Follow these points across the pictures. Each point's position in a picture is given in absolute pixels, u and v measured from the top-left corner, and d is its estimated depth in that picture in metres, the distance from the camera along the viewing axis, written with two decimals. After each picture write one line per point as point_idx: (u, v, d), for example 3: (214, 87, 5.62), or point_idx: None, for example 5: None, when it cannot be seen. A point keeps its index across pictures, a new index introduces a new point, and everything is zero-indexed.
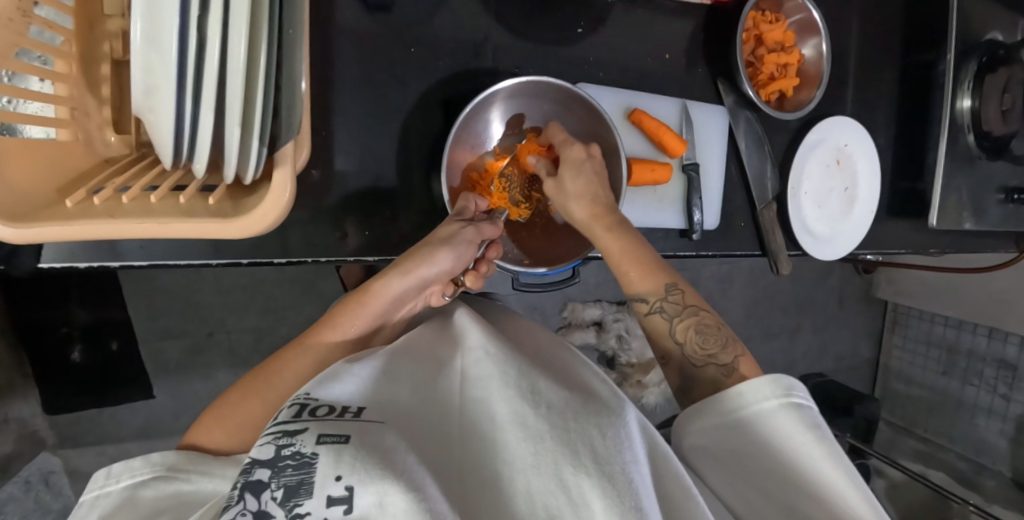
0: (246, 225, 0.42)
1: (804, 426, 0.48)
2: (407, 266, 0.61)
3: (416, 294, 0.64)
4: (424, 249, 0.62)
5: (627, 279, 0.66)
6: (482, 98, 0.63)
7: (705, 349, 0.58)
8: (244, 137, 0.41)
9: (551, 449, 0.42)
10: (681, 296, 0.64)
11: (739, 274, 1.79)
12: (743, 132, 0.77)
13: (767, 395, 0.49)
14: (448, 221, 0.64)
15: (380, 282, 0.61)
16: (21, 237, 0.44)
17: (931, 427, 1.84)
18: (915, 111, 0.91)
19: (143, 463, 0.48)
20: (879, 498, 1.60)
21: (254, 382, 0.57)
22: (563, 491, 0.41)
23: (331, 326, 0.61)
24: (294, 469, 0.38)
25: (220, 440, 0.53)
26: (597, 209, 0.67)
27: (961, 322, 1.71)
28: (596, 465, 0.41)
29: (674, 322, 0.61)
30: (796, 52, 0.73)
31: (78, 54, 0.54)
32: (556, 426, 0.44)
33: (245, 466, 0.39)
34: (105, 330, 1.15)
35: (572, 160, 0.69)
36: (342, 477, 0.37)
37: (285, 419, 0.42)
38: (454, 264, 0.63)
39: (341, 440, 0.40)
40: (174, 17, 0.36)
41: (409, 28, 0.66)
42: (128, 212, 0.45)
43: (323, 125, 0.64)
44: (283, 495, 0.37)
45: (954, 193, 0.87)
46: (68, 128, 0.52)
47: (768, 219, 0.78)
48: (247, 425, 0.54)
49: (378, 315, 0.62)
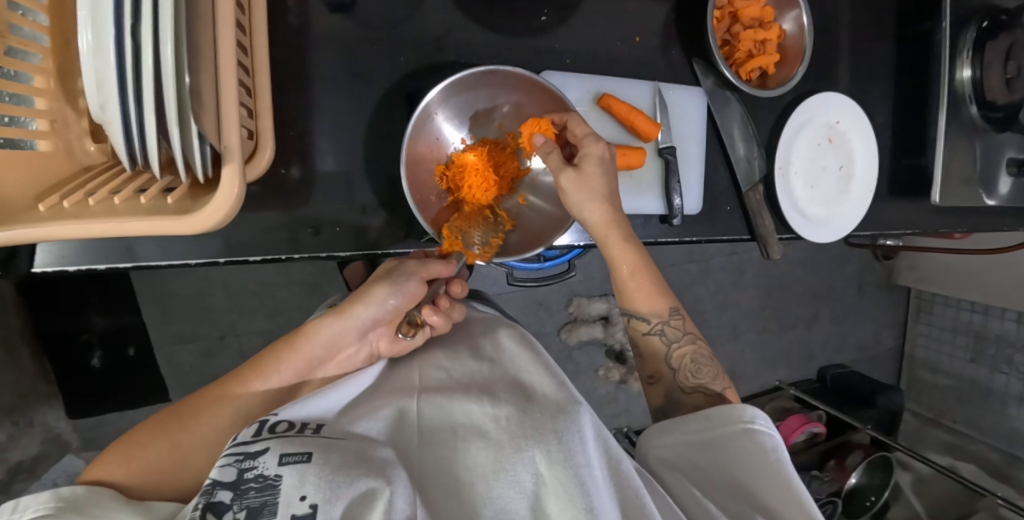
0: (199, 221, 0.42)
1: (764, 450, 0.50)
2: (345, 307, 0.63)
3: (354, 339, 0.64)
4: (365, 290, 0.65)
5: (629, 295, 0.67)
6: (435, 92, 0.62)
7: (697, 378, 0.62)
8: (184, 133, 0.42)
9: (510, 456, 0.44)
10: (681, 321, 0.66)
11: (750, 263, 1.75)
12: (723, 115, 0.75)
13: (731, 421, 0.52)
14: (390, 261, 0.67)
15: (314, 323, 0.63)
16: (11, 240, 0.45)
17: (961, 419, 1.75)
18: (911, 85, 0.88)
19: (48, 497, 0.45)
20: (903, 494, 1.55)
21: (170, 420, 0.57)
22: (523, 495, 0.43)
23: (258, 369, 0.61)
24: (256, 492, 0.38)
25: (120, 477, 0.51)
26: (613, 216, 0.65)
27: (988, 307, 1.63)
28: (553, 468, 0.44)
29: (670, 350, 0.64)
30: (775, 27, 0.71)
31: (56, 69, 0.53)
32: (512, 432, 0.46)
33: (206, 487, 0.38)
34: (124, 334, 1.18)
35: (591, 155, 0.64)
36: (306, 496, 0.38)
37: (244, 439, 0.42)
38: (397, 301, 0.64)
39: (304, 459, 0.40)
40: (109, 26, 0.38)
41: (372, 24, 0.66)
42: (93, 213, 0.47)
43: (294, 125, 0.65)
44: (247, 514, 0.37)
45: (956, 169, 0.84)
46: (49, 139, 0.53)
47: (755, 202, 0.76)
48: (153, 467, 0.53)
49: (307, 362, 0.62)
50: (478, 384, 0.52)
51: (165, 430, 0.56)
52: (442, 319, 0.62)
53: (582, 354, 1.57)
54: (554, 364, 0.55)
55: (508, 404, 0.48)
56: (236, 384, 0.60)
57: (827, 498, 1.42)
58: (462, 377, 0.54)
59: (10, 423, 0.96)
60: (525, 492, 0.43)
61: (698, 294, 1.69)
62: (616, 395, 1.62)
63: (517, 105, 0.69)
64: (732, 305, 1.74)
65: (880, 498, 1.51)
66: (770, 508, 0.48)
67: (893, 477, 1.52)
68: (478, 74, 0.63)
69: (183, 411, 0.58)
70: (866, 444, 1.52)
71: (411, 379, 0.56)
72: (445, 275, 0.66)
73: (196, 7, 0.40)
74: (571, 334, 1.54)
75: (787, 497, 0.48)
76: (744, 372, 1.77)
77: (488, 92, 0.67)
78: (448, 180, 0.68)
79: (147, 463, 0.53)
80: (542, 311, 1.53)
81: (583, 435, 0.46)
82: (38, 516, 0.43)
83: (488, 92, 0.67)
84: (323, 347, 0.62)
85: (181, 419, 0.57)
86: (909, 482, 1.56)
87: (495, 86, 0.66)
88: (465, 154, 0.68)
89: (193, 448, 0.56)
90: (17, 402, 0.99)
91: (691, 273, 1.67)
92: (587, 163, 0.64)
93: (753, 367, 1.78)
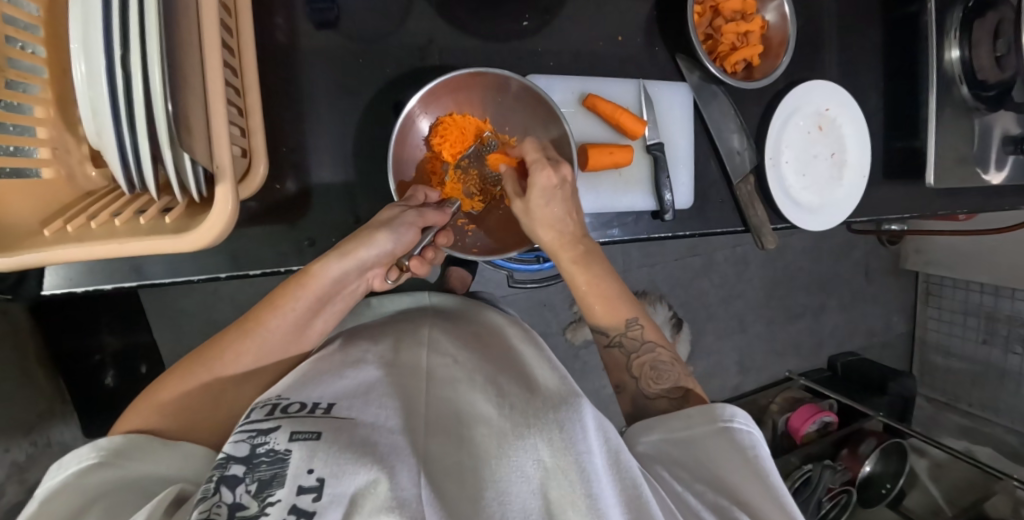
0: (196, 238, 0.43)
1: (741, 446, 0.52)
2: (349, 247, 0.57)
3: (357, 277, 0.60)
4: (363, 232, 0.59)
5: (591, 313, 0.69)
6: (418, 98, 0.63)
7: (659, 384, 0.64)
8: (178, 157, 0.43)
9: (513, 442, 0.45)
10: (640, 331, 0.68)
11: (754, 254, 1.74)
12: (709, 108, 0.76)
13: (710, 420, 0.54)
14: (389, 206, 0.61)
15: (319, 263, 0.57)
16: (10, 265, 0.47)
17: (976, 402, 1.73)
18: (903, 68, 0.88)
19: (88, 449, 0.47)
20: (917, 485, 1.52)
21: (192, 361, 0.55)
22: (524, 481, 0.43)
23: (248, 331, 0.56)
24: (268, 465, 0.40)
25: (156, 422, 0.52)
26: (567, 237, 0.66)
27: (998, 287, 1.61)
28: (556, 456, 0.44)
29: (631, 359, 0.66)
30: (757, 19, 0.72)
31: (54, 99, 0.55)
32: (515, 421, 0.47)
33: (220, 462, 0.40)
34: (135, 353, 1.19)
35: (540, 186, 0.62)
36: (314, 470, 0.39)
37: (255, 418, 0.44)
38: (395, 246, 0.60)
39: (314, 436, 0.42)
40: (100, 58, 0.39)
41: (356, 38, 0.67)
42: (95, 236, 0.48)
43: (285, 139, 0.66)
44: (259, 487, 0.38)
45: (951, 150, 0.84)
46: (52, 167, 0.55)
47: (746, 193, 0.76)
48: (186, 410, 0.53)
49: (321, 298, 0.58)
50: (484, 373, 0.54)
51: (158, 399, 0.53)
52: (426, 269, 0.63)
53: (589, 352, 1.57)
54: (559, 364, 0.57)
55: (511, 396, 0.50)
56: (243, 336, 0.56)
57: (842, 487, 1.42)
58: (468, 364, 0.55)
59: (27, 443, 0.98)
60: (529, 483, 0.43)
61: (701, 288, 1.68)
62: None
63: (513, 107, 0.69)
64: (737, 297, 1.74)
65: (896, 485, 1.50)
66: (748, 502, 0.49)
67: (907, 463, 1.50)
68: (490, 75, 0.65)
69: (168, 380, 0.54)
70: (879, 432, 1.51)
71: (417, 360, 0.56)
72: (439, 224, 0.63)
73: (182, 36, 0.41)
74: (576, 333, 1.55)
75: (768, 494, 0.48)
76: (753, 364, 1.76)
77: (503, 95, 0.68)
78: (430, 148, 0.67)
79: (183, 403, 0.53)
80: (547, 312, 1.53)
81: (585, 426, 0.47)
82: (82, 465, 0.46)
83: (501, 96, 0.68)
84: (333, 284, 0.58)
85: (167, 389, 0.54)
86: (925, 468, 1.53)
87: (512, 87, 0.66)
88: (450, 117, 0.66)
89: (225, 382, 0.55)
90: (35, 421, 1.01)
91: (694, 267, 1.67)
92: (533, 193, 0.63)
93: (762, 359, 1.77)
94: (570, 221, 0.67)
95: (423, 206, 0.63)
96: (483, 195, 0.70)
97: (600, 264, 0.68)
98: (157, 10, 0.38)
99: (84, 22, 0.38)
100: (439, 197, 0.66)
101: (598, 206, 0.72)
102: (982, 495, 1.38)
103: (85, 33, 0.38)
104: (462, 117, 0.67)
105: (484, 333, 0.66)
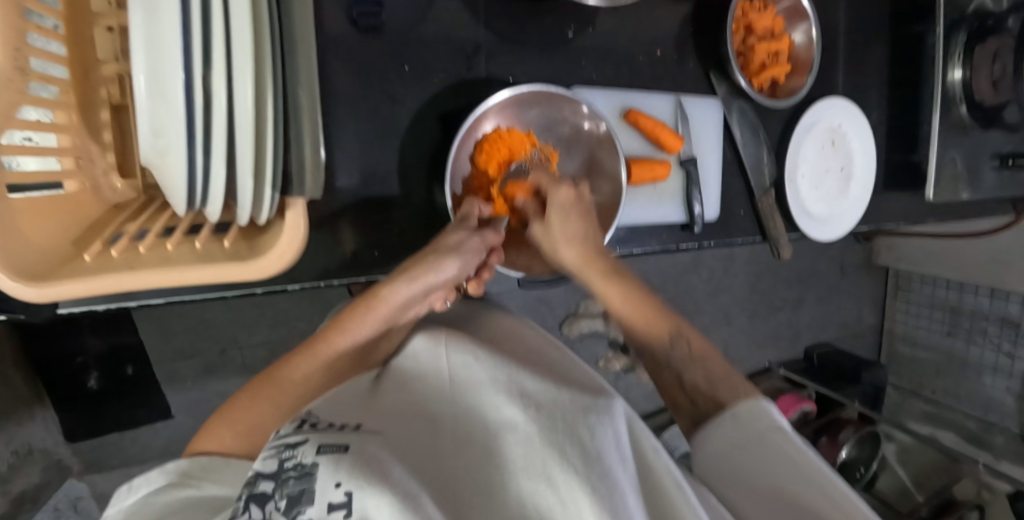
0: (264, 267, 0.47)
1: (795, 442, 0.48)
2: (417, 270, 0.59)
3: (421, 298, 0.62)
4: (422, 258, 0.60)
5: (629, 323, 0.66)
6: (488, 102, 0.64)
7: (718, 393, 0.56)
8: (260, 186, 0.44)
9: (540, 449, 0.38)
10: (686, 347, 0.62)
11: (739, 251, 1.81)
12: (737, 121, 0.80)
13: (758, 419, 0.51)
14: (453, 230, 0.62)
15: (387, 287, 0.59)
16: (45, 296, 0.42)
17: (938, 389, 1.86)
18: (906, 85, 0.93)
19: (158, 474, 0.46)
20: (888, 464, 1.62)
21: (262, 385, 0.55)
22: (552, 491, 0.36)
23: (317, 353, 0.57)
24: (295, 481, 0.33)
25: (229, 444, 0.50)
26: (592, 254, 0.66)
27: (964, 283, 1.72)
28: (582, 459, 0.37)
29: (685, 378, 0.59)
30: (785, 39, 0.77)
31: (77, 103, 0.53)
32: (543, 423, 0.40)
33: (249, 481, 0.34)
34: (120, 355, 1.08)
35: (560, 203, 0.66)
36: (341, 483, 0.31)
37: (285, 433, 0.37)
38: (461, 270, 0.61)
39: (341, 449, 0.35)
40: (179, 73, 0.37)
41: (400, 45, 0.66)
42: (148, 263, 0.46)
43: (328, 144, 0.64)
44: (288, 504, 0.31)
45: (949, 165, 0.88)
46: (76, 179, 0.51)
47: (767, 205, 0.81)
48: (259, 430, 0.52)
49: (385, 321, 0.60)
50: (506, 371, 0.47)
51: (229, 420, 0.52)
52: (479, 290, 0.66)
53: (583, 346, 1.59)
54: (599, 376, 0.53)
55: (537, 395, 0.43)
56: (312, 359, 0.57)
57: None
58: (491, 364, 0.49)
59: (9, 452, 0.91)
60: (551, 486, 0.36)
61: (691, 282, 1.74)
62: (617, 384, 1.64)
63: (565, 116, 0.70)
64: (724, 292, 1.80)
65: (869, 469, 1.58)
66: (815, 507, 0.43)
67: (879, 448, 1.60)
68: (546, 92, 0.67)
69: (235, 404, 0.54)
70: (855, 420, 1.58)
71: (440, 369, 0.51)
72: (494, 244, 0.64)
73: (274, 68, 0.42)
74: (571, 328, 1.56)
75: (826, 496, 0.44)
76: (738, 355, 1.83)
77: (558, 111, 0.70)
78: (476, 166, 0.67)
79: (252, 422, 0.52)
80: (543, 308, 1.55)
81: (617, 431, 0.41)
82: (150, 490, 0.44)
83: (554, 113, 0.70)
84: (399, 307, 0.59)
85: (238, 411, 0.53)
86: (894, 452, 1.61)
87: (572, 106, 0.69)
88: (500, 132, 0.66)
89: (294, 404, 0.55)
90: (15, 431, 0.94)
91: (683, 263, 1.71)
92: (553, 217, 0.66)
93: (746, 350, 1.84)
94: (594, 240, 0.67)
95: (480, 228, 0.63)
96: (526, 207, 0.72)
97: (629, 278, 0.67)
98: (250, 35, 0.37)
99: (164, 36, 0.36)
100: (490, 212, 0.67)
101: (636, 220, 0.75)
102: (950, 480, 1.48)
103: (165, 49, 0.36)
104: (509, 132, 0.67)
105: (503, 336, 0.64)
